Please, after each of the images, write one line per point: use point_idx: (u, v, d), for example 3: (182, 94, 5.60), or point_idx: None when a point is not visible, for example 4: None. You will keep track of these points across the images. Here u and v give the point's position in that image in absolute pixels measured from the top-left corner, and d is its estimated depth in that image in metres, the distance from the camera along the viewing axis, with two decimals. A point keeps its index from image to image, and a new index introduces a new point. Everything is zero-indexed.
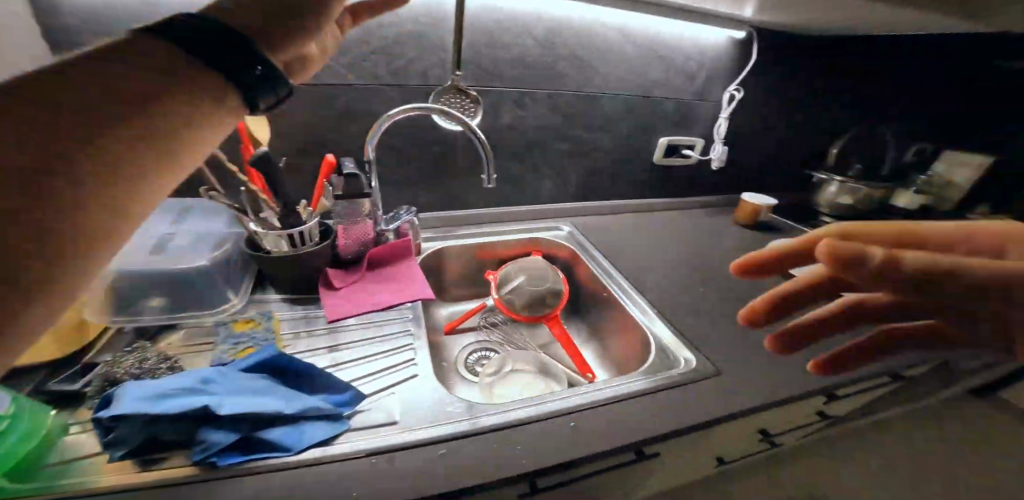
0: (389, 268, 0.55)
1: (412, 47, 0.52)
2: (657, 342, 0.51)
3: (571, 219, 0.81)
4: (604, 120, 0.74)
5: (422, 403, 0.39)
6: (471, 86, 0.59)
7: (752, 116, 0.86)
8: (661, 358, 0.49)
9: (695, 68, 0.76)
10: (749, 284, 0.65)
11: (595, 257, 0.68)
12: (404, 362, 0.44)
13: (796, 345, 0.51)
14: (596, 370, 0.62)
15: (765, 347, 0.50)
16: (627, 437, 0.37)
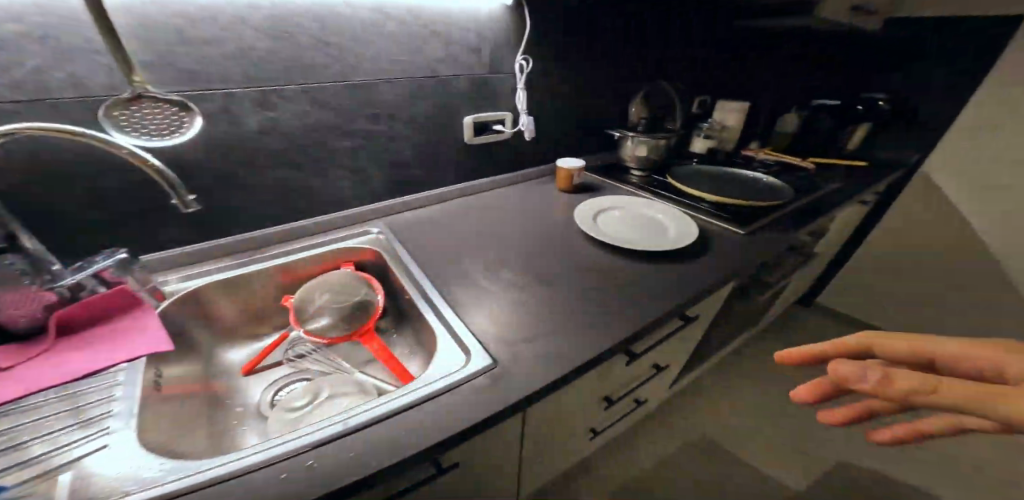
0: (105, 328, 0.48)
1: (41, 50, 0.40)
2: (448, 340, 0.50)
3: (384, 220, 0.76)
4: (391, 108, 0.69)
5: (105, 479, 0.32)
6: (172, 93, 0.47)
7: (549, 88, 0.90)
8: (447, 358, 0.48)
9: (477, 41, 0.74)
10: (548, 253, 0.69)
11: (401, 258, 0.65)
12: (97, 432, 0.36)
13: (585, 311, 0.56)
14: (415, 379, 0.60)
15: (553, 319, 0.54)
16: (383, 459, 0.35)
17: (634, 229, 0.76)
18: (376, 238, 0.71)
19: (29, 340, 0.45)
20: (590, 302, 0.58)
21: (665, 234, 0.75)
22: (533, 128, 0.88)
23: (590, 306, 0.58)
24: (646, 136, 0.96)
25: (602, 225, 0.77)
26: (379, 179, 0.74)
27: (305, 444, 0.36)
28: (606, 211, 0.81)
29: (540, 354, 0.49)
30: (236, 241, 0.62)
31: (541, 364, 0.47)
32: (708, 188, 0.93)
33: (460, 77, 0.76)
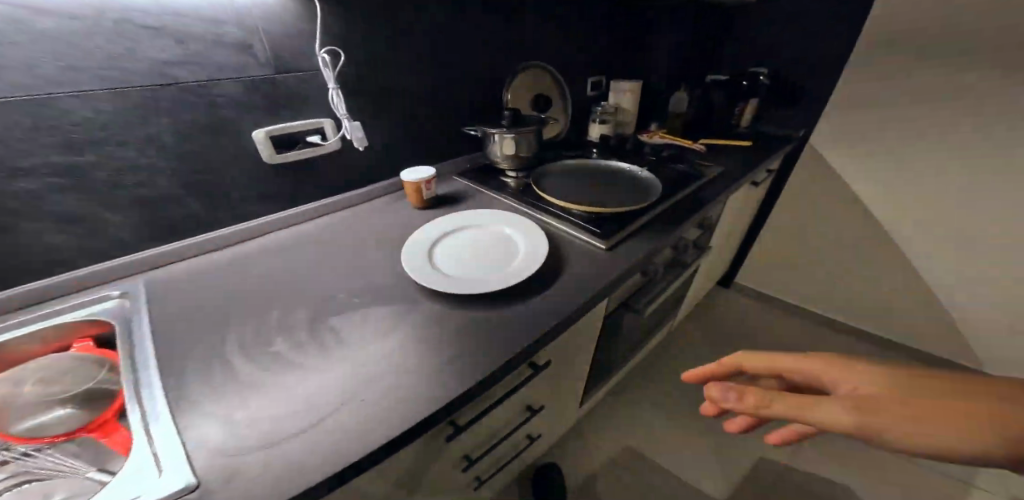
0: None
1: None
2: (144, 453, 0.36)
3: (150, 276, 0.59)
4: (109, 132, 0.50)
5: None
6: None
7: (380, 87, 0.75)
8: (124, 489, 0.33)
9: (241, 35, 0.56)
10: (359, 303, 0.55)
11: (139, 332, 0.49)
12: None
13: (371, 382, 0.43)
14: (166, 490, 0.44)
15: (318, 404, 0.40)
16: None
17: (478, 256, 0.63)
18: (119, 304, 0.54)
19: None
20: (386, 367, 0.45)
21: (512, 260, 0.62)
22: (362, 137, 0.72)
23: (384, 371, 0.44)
24: (512, 132, 0.82)
25: (442, 253, 0.63)
26: (127, 226, 0.55)
27: None
28: (453, 233, 0.68)
29: (269, 465, 0.35)
30: None
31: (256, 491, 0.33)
32: (581, 191, 0.82)
33: (226, 81, 0.57)
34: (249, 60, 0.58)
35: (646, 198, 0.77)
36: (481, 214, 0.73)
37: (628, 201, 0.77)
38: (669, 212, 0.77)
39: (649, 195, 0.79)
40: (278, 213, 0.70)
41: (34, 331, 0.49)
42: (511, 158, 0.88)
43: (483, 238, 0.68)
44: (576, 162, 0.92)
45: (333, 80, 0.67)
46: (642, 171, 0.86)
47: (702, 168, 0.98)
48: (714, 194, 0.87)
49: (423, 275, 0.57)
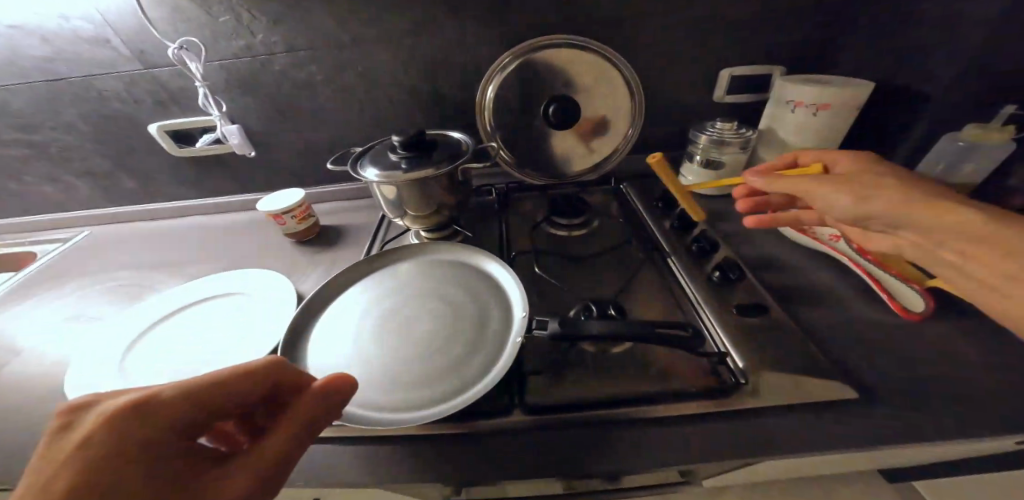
0: None
1: None
2: None
3: (105, 225, 0.75)
4: (33, 119, 0.60)
5: None
6: None
7: (275, 88, 0.61)
8: None
9: (94, 29, 0.50)
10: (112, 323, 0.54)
11: (40, 285, 0.65)
12: None
13: None
14: None
15: None
16: None
17: (194, 350, 0.46)
18: (80, 240, 0.73)
19: None
20: None
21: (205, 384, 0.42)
22: (241, 143, 0.63)
23: None
24: (389, 182, 0.51)
25: (176, 329, 0.50)
26: (83, 186, 0.71)
27: None
28: (223, 299, 0.54)
29: None
30: None
31: None
32: (395, 304, 0.46)
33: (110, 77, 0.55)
34: (118, 55, 0.53)
35: (404, 406, 0.36)
36: (274, 283, 0.54)
37: (391, 382, 0.38)
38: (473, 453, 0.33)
39: (442, 400, 0.36)
40: (187, 200, 0.74)
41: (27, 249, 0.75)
42: (404, 213, 0.56)
43: (228, 317, 0.51)
44: (471, 251, 0.52)
45: (202, 73, 0.55)
46: (516, 342, 0.38)
47: (739, 373, 0.35)
48: (649, 457, 0.32)
49: (96, 348, 0.49)
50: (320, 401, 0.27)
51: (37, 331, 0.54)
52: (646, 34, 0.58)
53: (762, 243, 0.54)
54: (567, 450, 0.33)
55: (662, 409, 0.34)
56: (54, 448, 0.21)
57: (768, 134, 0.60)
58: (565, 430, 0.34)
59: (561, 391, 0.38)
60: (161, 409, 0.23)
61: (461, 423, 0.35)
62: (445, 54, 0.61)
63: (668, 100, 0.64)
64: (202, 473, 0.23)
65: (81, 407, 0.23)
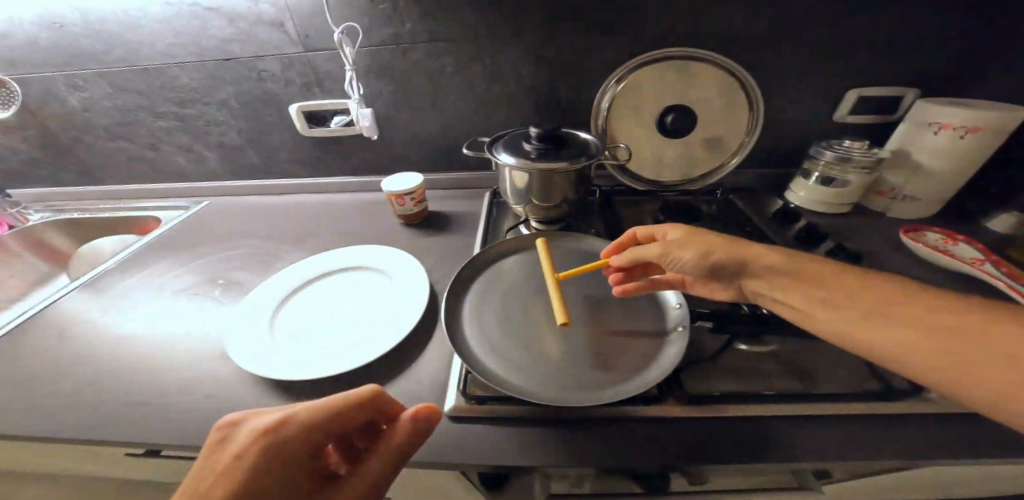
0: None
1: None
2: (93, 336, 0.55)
3: (226, 196, 0.82)
4: (192, 93, 0.67)
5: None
6: (34, 69, 0.68)
7: (407, 79, 0.65)
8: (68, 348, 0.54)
9: (274, 13, 0.57)
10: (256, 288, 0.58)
11: (178, 247, 0.71)
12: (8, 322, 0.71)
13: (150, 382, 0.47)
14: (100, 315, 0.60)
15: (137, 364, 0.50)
16: None
17: (350, 322, 0.51)
18: (205, 207, 0.80)
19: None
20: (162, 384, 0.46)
21: (366, 353, 0.46)
22: (370, 126, 0.67)
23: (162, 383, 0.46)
24: (523, 169, 0.54)
25: (326, 300, 0.55)
26: (212, 159, 0.77)
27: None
28: (364, 277, 0.58)
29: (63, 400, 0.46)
30: (133, 191, 0.86)
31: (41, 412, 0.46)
32: (545, 296, 0.51)
33: (271, 59, 0.62)
34: (286, 39, 0.60)
35: (589, 390, 0.39)
36: (406, 266, 0.59)
37: (568, 365, 0.42)
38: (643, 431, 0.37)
39: (624, 387, 0.39)
40: (301, 177, 0.79)
41: (152, 214, 0.82)
42: (528, 202, 0.59)
43: (371, 291, 0.56)
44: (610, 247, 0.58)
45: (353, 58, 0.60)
46: (681, 337, 0.43)
47: (912, 383, 0.38)
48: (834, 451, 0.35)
49: (254, 307, 0.53)
50: (408, 437, 0.31)
51: (185, 296, 0.60)
52: (778, 52, 0.58)
53: (892, 269, 0.53)
54: (731, 437, 0.36)
55: (837, 407, 0.37)
56: (217, 460, 0.27)
57: (899, 157, 0.60)
58: (725, 420, 0.37)
59: (715, 384, 0.40)
60: (289, 437, 0.28)
61: (643, 406, 0.38)
62: (571, 58, 0.63)
63: (786, 115, 0.65)
64: (321, 486, 0.29)
65: (231, 426, 0.29)
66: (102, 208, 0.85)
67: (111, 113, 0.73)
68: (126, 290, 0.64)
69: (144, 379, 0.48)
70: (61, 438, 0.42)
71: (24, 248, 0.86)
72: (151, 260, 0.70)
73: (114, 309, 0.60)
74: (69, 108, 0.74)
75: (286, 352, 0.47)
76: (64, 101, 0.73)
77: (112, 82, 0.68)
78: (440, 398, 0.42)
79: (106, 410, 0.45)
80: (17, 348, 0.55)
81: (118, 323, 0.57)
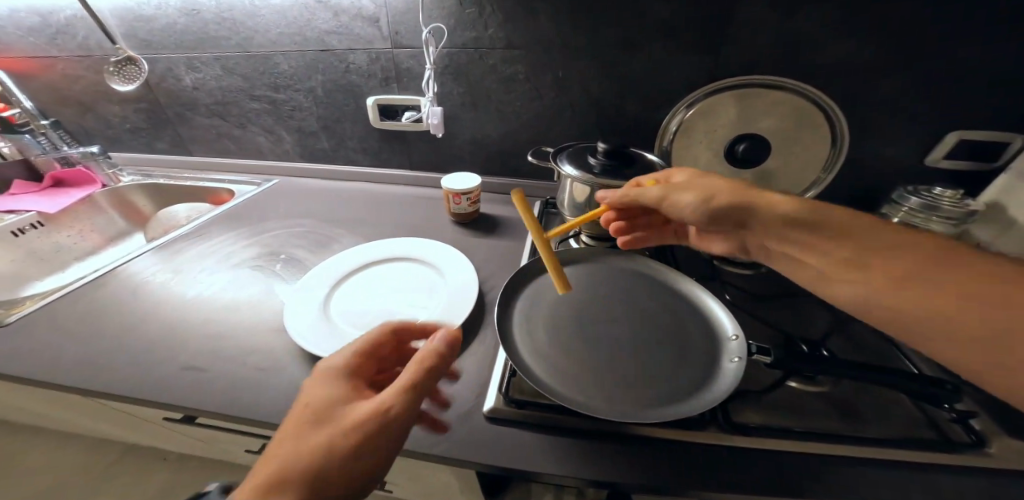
0: (74, 187, 0.91)
1: (134, 38, 0.77)
2: (163, 296, 0.60)
3: (293, 178, 0.87)
4: (286, 80, 0.74)
5: (61, 286, 0.74)
6: (161, 48, 0.77)
7: (478, 84, 0.68)
8: (141, 304, 0.59)
9: (372, 9, 0.62)
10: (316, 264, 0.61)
11: (246, 219, 0.77)
12: (84, 275, 0.77)
13: (207, 348, 0.50)
14: (171, 274, 0.65)
15: (197, 328, 0.53)
16: (33, 331, 0.54)
17: (399, 309, 0.52)
18: (273, 185, 0.86)
19: (76, 186, 0.91)
20: (214, 352, 0.49)
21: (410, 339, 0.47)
22: (437, 124, 0.70)
23: (215, 351, 0.49)
24: (585, 182, 0.54)
25: (377, 285, 0.57)
26: (288, 141, 0.83)
27: (50, 298, 0.60)
28: (414, 267, 0.60)
29: (130, 352, 0.50)
30: (213, 164, 0.93)
31: (107, 362, 0.49)
32: (581, 305, 0.51)
33: (361, 53, 0.67)
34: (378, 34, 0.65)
35: (631, 405, 0.38)
36: (455, 262, 0.60)
37: (607, 375, 0.41)
38: (688, 460, 0.35)
39: (668, 405, 0.38)
40: (363, 168, 0.83)
41: (226, 187, 0.89)
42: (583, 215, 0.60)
43: (423, 281, 0.57)
44: (655, 266, 0.56)
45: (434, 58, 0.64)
46: (734, 369, 0.40)
47: (978, 436, 0.35)
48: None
49: (311, 283, 0.56)
50: (429, 356, 0.32)
51: (248, 268, 0.64)
52: (857, 89, 0.57)
53: None
54: (787, 477, 0.33)
55: (896, 455, 0.33)
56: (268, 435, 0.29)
57: (996, 209, 0.55)
58: (780, 460, 0.34)
59: (770, 417, 0.37)
60: (324, 397, 0.31)
61: (689, 431, 0.36)
62: (640, 78, 0.63)
63: (863, 153, 0.62)
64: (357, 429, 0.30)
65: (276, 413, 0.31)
66: (183, 177, 0.93)
67: (214, 93, 0.81)
68: (196, 254, 0.69)
69: (210, 341, 0.51)
70: (138, 386, 0.45)
71: (111, 206, 0.95)
72: (220, 229, 0.75)
73: (184, 272, 0.65)
74: (180, 85, 0.83)
75: (337, 330, 0.48)
76: (178, 80, 0.82)
77: (224, 66, 0.76)
78: (480, 396, 0.42)
79: (175, 365, 0.47)
80: (96, 301, 0.60)
81: (189, 286, 0.61)
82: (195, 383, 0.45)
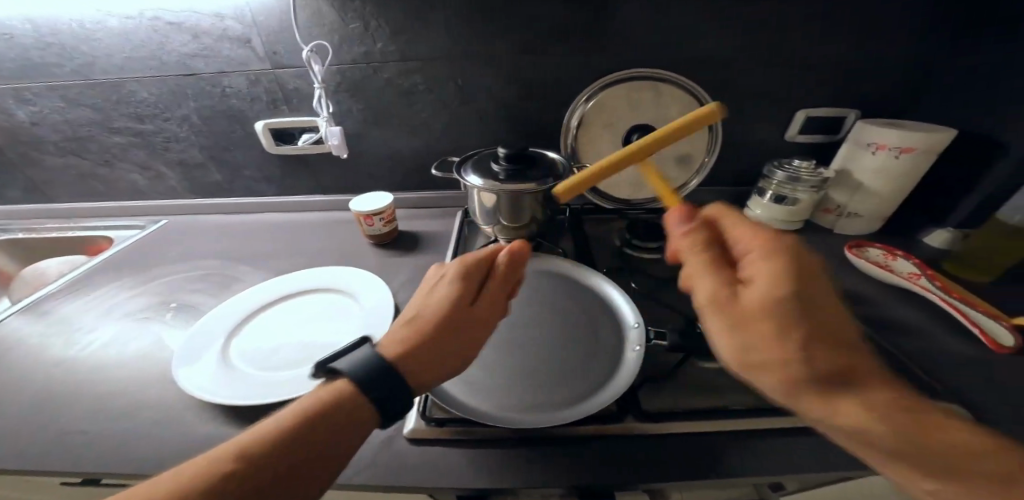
0: None
1: None
2: (27, 360, 0.51)
3: (184, 215, 0.78)
4: (151, 109, 0.65)
5: None
6: None
7: (375, 100, 0.66)
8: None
9: (241, 29, 0.57)
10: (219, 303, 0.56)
11: (133, 266, 0.68)
12: None
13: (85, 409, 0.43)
14: (36, 335, 0.55)
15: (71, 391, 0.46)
16: None
17: (315, 342, 0.49)
18: (163, 225, 0.76)
19: None
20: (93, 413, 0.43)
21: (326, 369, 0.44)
22: (339, 145, 0.66)
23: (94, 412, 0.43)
24: (492, 191, 0.54)
25: (289, 320, 0.53)
26: (171, 176, 0.74)
27: None
28: (331, 296, 0.57)
29: None
30: (83, 209, 0.81)
31: None
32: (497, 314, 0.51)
33: (236, 75, 0.61)
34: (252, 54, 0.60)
35: (545, 408, 0.39)
36: (373, 284, 0.58)
37: (523, 383, 0.42)
38: (606, 451, 0.37)
39: (579, 400, 0.40)
40: (267, 197, 0.77)
41: (104, 233, 0.78)
42: (496, 221, 0.60)
43: (339, 310, 0.55)
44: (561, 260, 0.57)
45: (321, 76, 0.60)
46: (633, 355, 0.43)
47: None
48: (787, 464, 0.35)
49: (210, 329, 0.51)
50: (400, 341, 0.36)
51: (134, 320, 0.56)
52: (726, 81, 0.63)
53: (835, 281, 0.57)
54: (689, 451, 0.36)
55: (778, 422, 0.37)
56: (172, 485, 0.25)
57: (844, 176, 0.63)
58: (684, 438, 0.37)
59: (674, 400, 0.41)
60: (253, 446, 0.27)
61: (604, 425, 0.38)
62: (537, 83, 0.65)
63: (742, 137, 0.69)
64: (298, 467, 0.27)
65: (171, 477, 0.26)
66: (47, 228, 0.80)
67: (61, 128, 0.70)
68: (72, 309, 0.60)
69: (81, 408, 0.43)
70: None
71: None
72: (101, 280, 0.66)
73: (56, 330, 0.56)
74: (16, 123, 0.71)
75: (241, 376, 0.44)
76: (10, 116, 0.69)
77: (65, 96, 0.65)
78: (401, 422, 0.40)
79: (35, 443, 0.40)
80: None
81: (61, 346, 0.53)
82: (71, 450, 0.39)
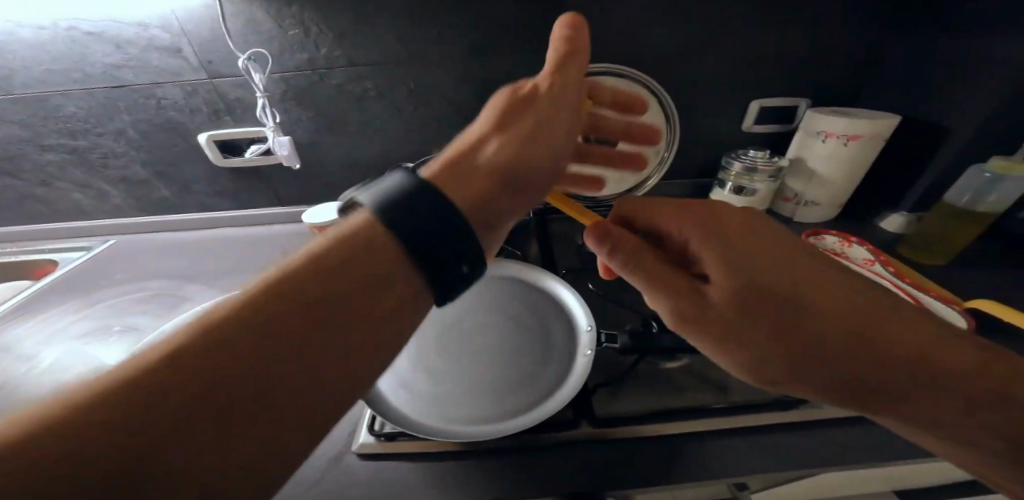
0: None
1: None
2: None
3: (134, 234, 0.75)
4: (83, 125, 0.62)
5: None
6: None
7: (324, 108, 0.63)
8: None
9: (169, 39, 0.54)
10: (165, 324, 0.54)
11: (77, 290, 0.64)
12: None
13: None
14: None
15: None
16: None
17: None
18: (112, 245, 0.73)
19: None
20: None
21: None
22: (288, 155, 0.64)
23: None
24: None
25: None
26: (115, 194, 0.71)
27: None
28: None
29: None
30: (23, 232, 0.77)
31: None
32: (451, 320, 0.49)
33: (171, 86, 0.58)
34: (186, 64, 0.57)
35: (496, 418, 0.38)
36: None
37: (475, 392, 0.41)
38: (558, 459, 0.36)
39: (530, 408, 0.39)
40: (221, 211, 0.74)
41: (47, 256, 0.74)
42: None
43: None
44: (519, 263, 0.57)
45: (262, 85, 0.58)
46: (585, 357, 0.42)
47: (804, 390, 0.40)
48: (738, 464, 0.36)
49: None
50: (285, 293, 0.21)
51: (74, 345, 0.53)
52: (678, 74, 0.63)
53: None
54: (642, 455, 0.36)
55: (732, 421, 0.38)
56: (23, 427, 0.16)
57: (799, 165, 0.64)
58: (637, 442, 0.37)
59: (630, 403, 0.40)
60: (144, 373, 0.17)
61: (558, 433, 0.37)
62: (490, 84, 0.64)
63: (699, 130, 0.69)
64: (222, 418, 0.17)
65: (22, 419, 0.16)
66: None
67: None
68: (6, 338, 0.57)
69: None
70: None
71: None
72: (41, 305, 0.62)
73: None
74: None
75: None
76: None
77: None
78: (351, 437, 0.39)
79: None
80: None
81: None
82: None
